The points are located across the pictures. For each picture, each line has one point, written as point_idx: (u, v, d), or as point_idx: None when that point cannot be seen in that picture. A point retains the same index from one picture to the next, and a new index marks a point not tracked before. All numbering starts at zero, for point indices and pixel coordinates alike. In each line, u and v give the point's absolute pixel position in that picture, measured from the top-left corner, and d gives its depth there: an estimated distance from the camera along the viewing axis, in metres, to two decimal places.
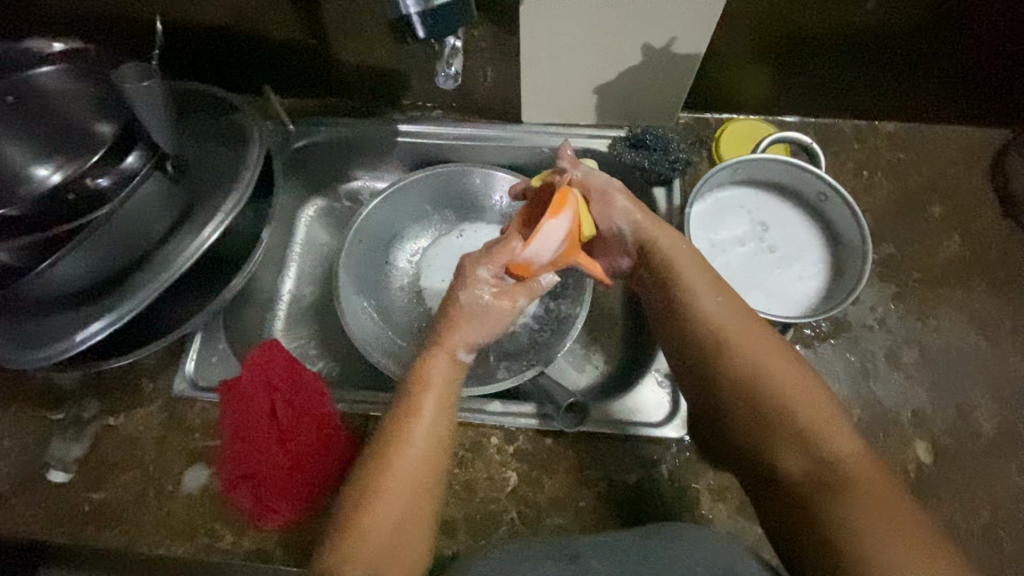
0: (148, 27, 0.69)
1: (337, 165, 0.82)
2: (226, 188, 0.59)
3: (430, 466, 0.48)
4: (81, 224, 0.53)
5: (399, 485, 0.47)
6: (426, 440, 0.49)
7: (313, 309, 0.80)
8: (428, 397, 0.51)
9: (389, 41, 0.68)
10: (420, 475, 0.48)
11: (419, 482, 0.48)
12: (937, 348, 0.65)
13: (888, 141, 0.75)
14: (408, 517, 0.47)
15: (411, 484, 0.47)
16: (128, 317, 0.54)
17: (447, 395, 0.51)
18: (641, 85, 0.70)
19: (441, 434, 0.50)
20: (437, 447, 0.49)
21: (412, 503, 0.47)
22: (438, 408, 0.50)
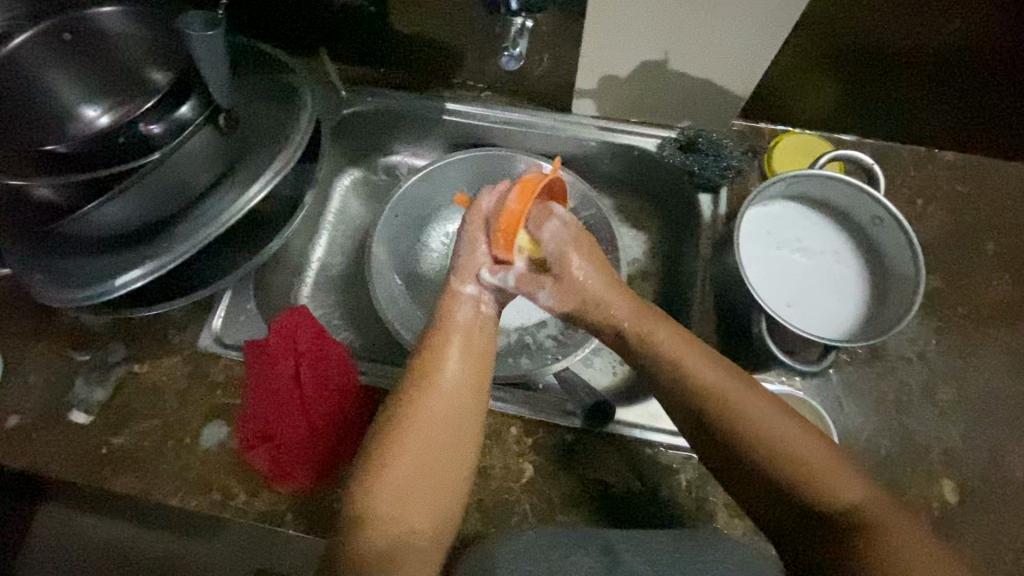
0: None
1: (379, 137, 0.81)
2: (272, 148, 0.58)
3: (459, 409, 0.53)
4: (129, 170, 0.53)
5: (427, 419, 0.51)
6: (455, 380, 0.54)
7: (341, 279, 0.80)
8: (454, 346, 0.56)
9: (450, 15, 0.67)
10: (447, 411, 0.52)
11: (446, 423, 0.52)
12: (976, 388, 0.63)
13: (948, 171, 0.72)
14: (433, 450, 0.50)
15: (438, 424, 0.51)
16: (169, 267, 0.55)
17: (473, 353, 0.56)
18: (700, 87, 0.68)
19: (468, 375, 0.55)
20: (466, 395, 0.53)
21: (443, 449, 0.51)
22: (464, 357, 0.56)
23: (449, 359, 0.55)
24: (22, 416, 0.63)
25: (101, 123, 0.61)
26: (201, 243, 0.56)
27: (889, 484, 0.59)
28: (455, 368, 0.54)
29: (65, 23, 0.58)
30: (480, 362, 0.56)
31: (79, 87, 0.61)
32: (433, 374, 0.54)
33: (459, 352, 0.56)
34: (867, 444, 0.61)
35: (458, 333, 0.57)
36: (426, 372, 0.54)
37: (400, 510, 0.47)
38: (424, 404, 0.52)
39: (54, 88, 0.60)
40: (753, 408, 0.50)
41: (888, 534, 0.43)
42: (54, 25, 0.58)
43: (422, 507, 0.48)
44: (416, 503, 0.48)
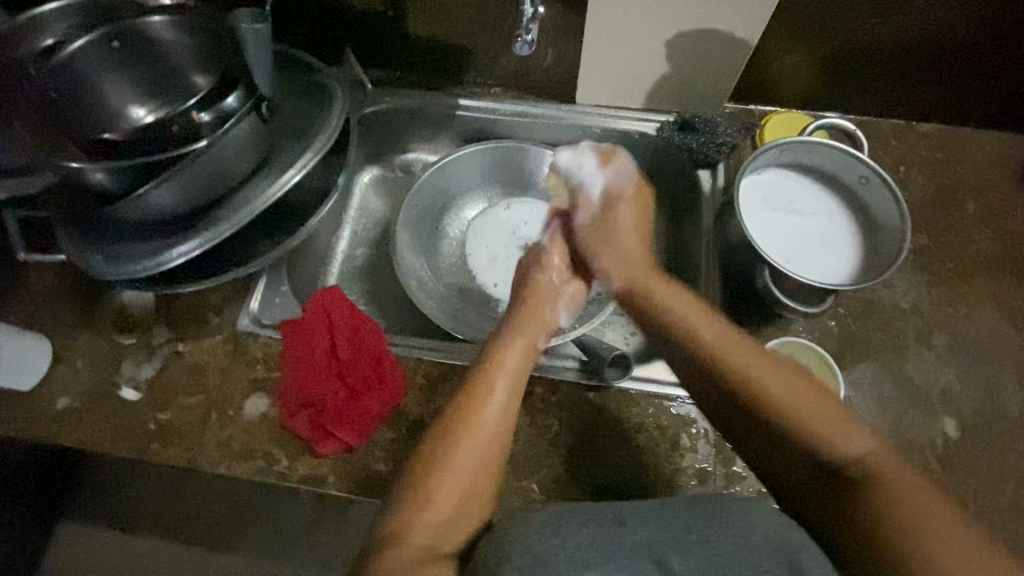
0: None
1: (397, 135, 0.87)
2: (309, 137, 0.64)
3: (491, 444, 0.53)
4: (180, 156, 0.57)
5: (465, 455, 0.52)
6: (493, 416, 0.54)
7: (365, 268, 0.84)
8: (499, 383, 0.56)
9: (463, 17, 0.74)
10: (484, 448, 0.53)
11: (481, 459, 0.52)
12: (968, 333, 0.67)
13: (926, 141, 0.78)
14: (467, 484, 0.51)
15: (472, 455, 0.52)
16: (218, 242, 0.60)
17: (514, 393, 0.56)
18: (692, 72, 0.75)
19: (508, 412, 0.55)
20: (501, 431, 0.54)
21: (473, 478, 0.52)
22: (507, 395, 0.56)
23: (490, 394, 0.55)
24: (71, 398, 0.66)
25: (147, 118, 0.69)
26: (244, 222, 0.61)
27: (893, 423, 0.63)
28: (495, 403, 0.55)
29: (113, 33, 0.62)
30: (515, 404, 0.56)
31: (126, 87, 0.67)
32: (475, 411, 0.54)
33: (501, 389, 0.56)
34: (870, 388, 0.65)
35: (502, 375, 0.57)
36: (467, 411, 0.54)
37: (427, 528, 0.48)
38: (462, 440, 0.52)
39: (102, 90, 0.66)
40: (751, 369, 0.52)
41: (893, 485, 0.44)
42: (104, 34, 0.62)
43: (453, 534, 0.49)
44: (447, 530, 0.49)
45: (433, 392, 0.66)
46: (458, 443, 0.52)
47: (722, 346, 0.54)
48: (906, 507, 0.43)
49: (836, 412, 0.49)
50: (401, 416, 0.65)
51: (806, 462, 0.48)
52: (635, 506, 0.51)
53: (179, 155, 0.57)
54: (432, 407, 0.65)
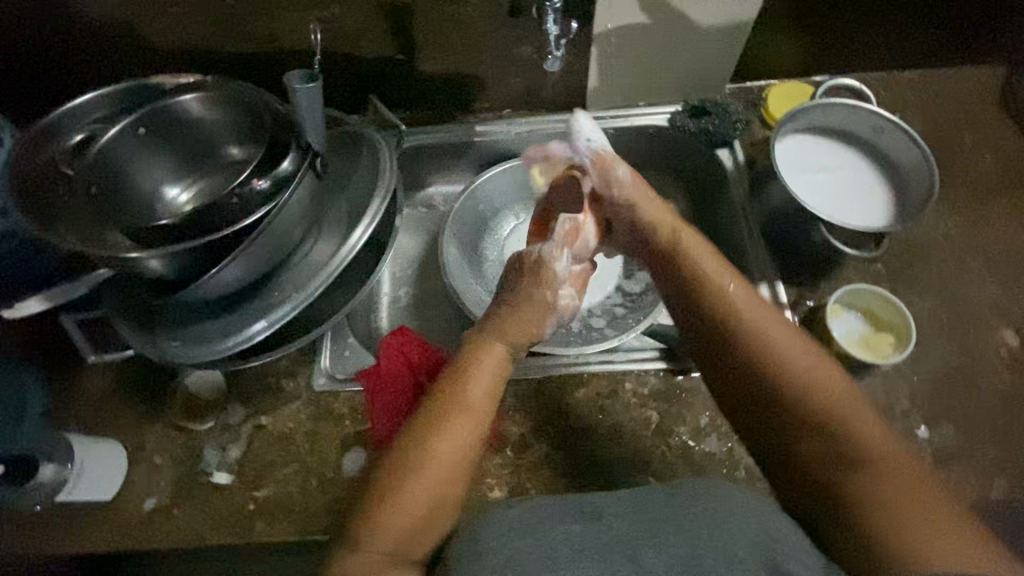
0: (257, 61, 0.75)
1: (417, 172, 0.88)
2: (364, 191, 0.68)
3: (461, 450, 0.51)
4: (253, 231, 0.58)
5: (436, 461, 0.50)
6: (467, 424, 0.52)
7: (413, 306, 0.84)
8: (472, 386, 0.54)
9: (472, 48, 0.76)
10: (453, 454, 0.51)
11: (450, 464, 0.50)
12: (999, 250, 0.73)
13: (910, 87, 0.85)
14: (439, 486, 0.50)
15: (442, 461, 0.51)
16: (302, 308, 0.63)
17: (489, 397, 0.54)
18: (695, 62, 0.79)
19: (483, 416, 0.53)
20: (470, 439, 0.52)
21: (445, 481, 0.50)
22: (484, 397, 0.54)
23: (464, 396, 0.53)
24: (160, 496, 0.63)
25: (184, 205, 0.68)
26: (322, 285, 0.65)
27: (958, 344, 0.67)
28: (470, 405, 0.53)
29: (142, 120, 0.61)
30: (487, 408, 0.54)
31: (160, 171, 0.66)
32: (450, 415, 0.52)
33: (477, 393, 0.54)
34: (930, 318, 0.69)
35: (475, 378, 0.55)
36: (444, 412, 0.52)
37: (393, 535, 0.47)
38: (431, 443, 0.51)
39: (138, 178, 0.65)
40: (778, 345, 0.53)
41: (902, 498, 0.45)
42: (132, 122, 0.61)
43: (420, 539, 0.49)
44: (411, 528, 0.48)
45: (529, 410, 0.66)
46: (432, 449, 0.50)
47: (767, 338, 0.53)
48: (909, 515, 0.44)
49: (866, 419, 0.49)
50: (504, 440, 0.64)
51: (821, 444, 0.49)
52: (608, 499, 0.54)
53: (249, 229, 0.58)
54: (531, 425, 0.65)
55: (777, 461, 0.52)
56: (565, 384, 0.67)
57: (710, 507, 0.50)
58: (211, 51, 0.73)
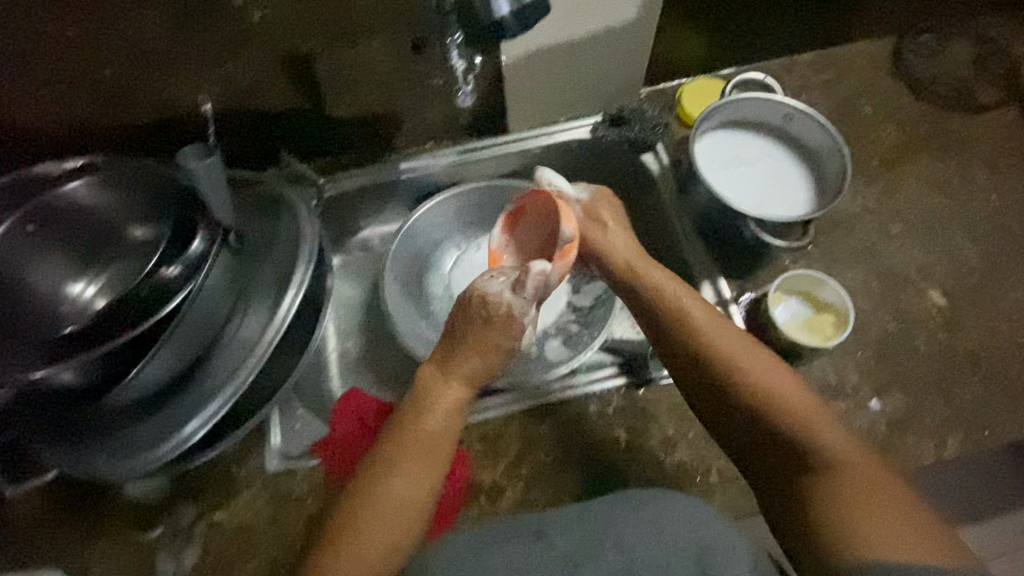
0: (159, 128, 0.69)
1: (347, 218, 0.85)
2: (288, 254, 0.63)
3: (416, 488, 0.51)
4: (167, 321, 0.54)
5: (391, 500, 0.50)
6: (424, 456, 0.52)
7: (363, 358, 0.81)
8: (427, 421, 0.54)
9: (382, 89, 0.74)
10: (408, 490, 0.51)
11: (403, 503, 0.50)
12: (915, 214, 0.76)
13: (812, 68, 0.88)
14: (394, 527, 0.49)
15: (397, 502, 0.50)
16: (240, 392, 0.58)
17: (444, 431, 0.54)
18: (607, 72, 0.79)
19: (439, 449, 0.53)
20: (428, 474, 0.52)
21: (405, 519, 0.50)
22: (440, 429, 0.54)
23: (420, 433, 0.53)
24: None
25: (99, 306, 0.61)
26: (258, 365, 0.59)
27: (894, 312, 0.70)
28: (424, 440, 0.53)
29: (28, 216, 0.57)
30: (444, 442, 0.54)
31: (58, 267, 0.61)
32: (407, 448, 0.53)
33: (433, 428, 0.54)
34: (864, 290, 0.72)
35: (434, 410, 0.55)
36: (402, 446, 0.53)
37: None
38: (386, 481, 0.51)
39: (33, 278, 0.59)
40: (726, 333, 0.57)
41: (841, 474, 0.48)
42: (17, 220, 0.57)
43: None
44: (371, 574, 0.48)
45: (496, 452, 0.64)
46: (391, 481, 0.51)
47: (712, 330, 0.57)
48: (843, 487, 0.47)
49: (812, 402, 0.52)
50: (476, 489, 0.62)
51: (766, 427, 0.52)
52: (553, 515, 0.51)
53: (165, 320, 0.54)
54: (500, 468, 0.63)
55: (728, 444, 0.55)
56: (528, 418, 0.66)
57: (643, 516, 0.48)
58: (110, 126, 0.68)
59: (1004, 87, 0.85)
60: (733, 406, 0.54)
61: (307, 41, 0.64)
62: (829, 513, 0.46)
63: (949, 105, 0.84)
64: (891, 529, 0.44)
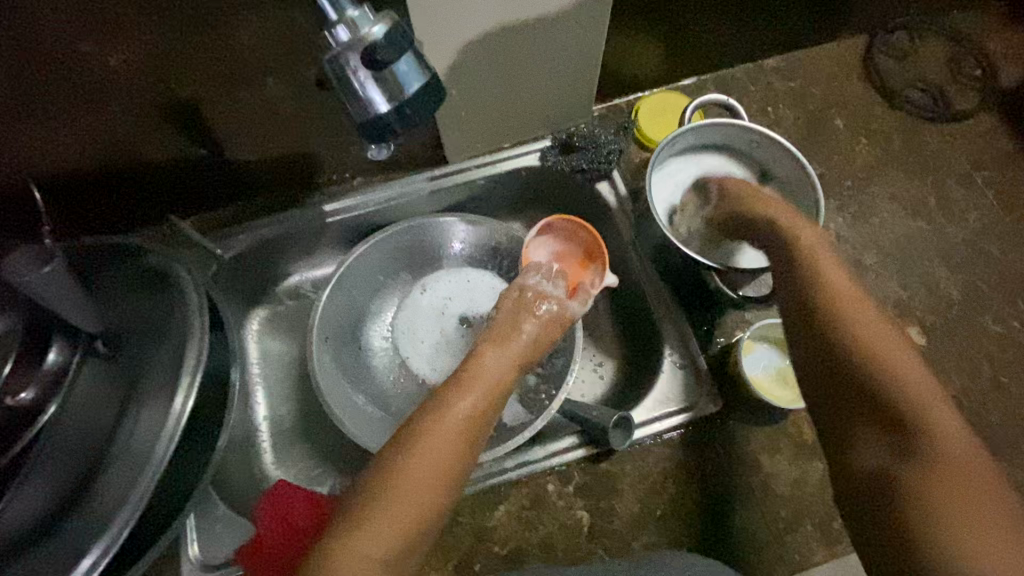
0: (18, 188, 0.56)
1: (269, 268, 0.75)
2: (178, 345, 0.50)
3: (442, 467, 0.43)
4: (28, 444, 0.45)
5: (405, 485, 0.42)
6: (450, 438, 0.45)
7: (299, 428, 0.72)
8: (474, 390, 0.48)
9: (292, 126, 0.63)
10: (433, 475, 0.43)
11: (423, 487, 0.42)
12: (890, 240, 0.71)
13: (777, 74, 0.80)
14: (401, 515, 0.41)
15: (423, 488, 0.43)
16: (128, 526, 0.44)
17: (479, 420, 0.47)
18: (553, 94, 0.70)
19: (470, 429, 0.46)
20: (462, 448, 0.45)
21: (414, 509, 0.42)
22: (476, 405, 0.47)
23: (467, 396, 0.47)
24: None
25: None
26: (151, 485, 0.46)
27: None
28: (467, 409, 0.47)
29: None
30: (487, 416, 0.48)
31: None
32: (439, 419, 0.45)
33: (477, 396, 0.48)
34: None
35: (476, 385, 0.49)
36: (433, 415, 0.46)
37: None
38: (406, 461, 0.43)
39: None
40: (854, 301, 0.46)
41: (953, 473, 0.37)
42: None
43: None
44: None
45: (445, 548, 0.57)
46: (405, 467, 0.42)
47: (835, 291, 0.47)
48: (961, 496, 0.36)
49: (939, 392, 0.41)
50: None
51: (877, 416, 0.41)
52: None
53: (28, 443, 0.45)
54: (450, 566, 0.57)
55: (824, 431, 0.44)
56: (481, 504, 0.59)
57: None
58: None
59: (980, 90, 0.79)
60: (854, 382, 0.42)
61: (187, 86, 0.54)
62: (932, 520, 0.36)
63: (923, 113, 0.78)
64: (997, 535, 0.35)
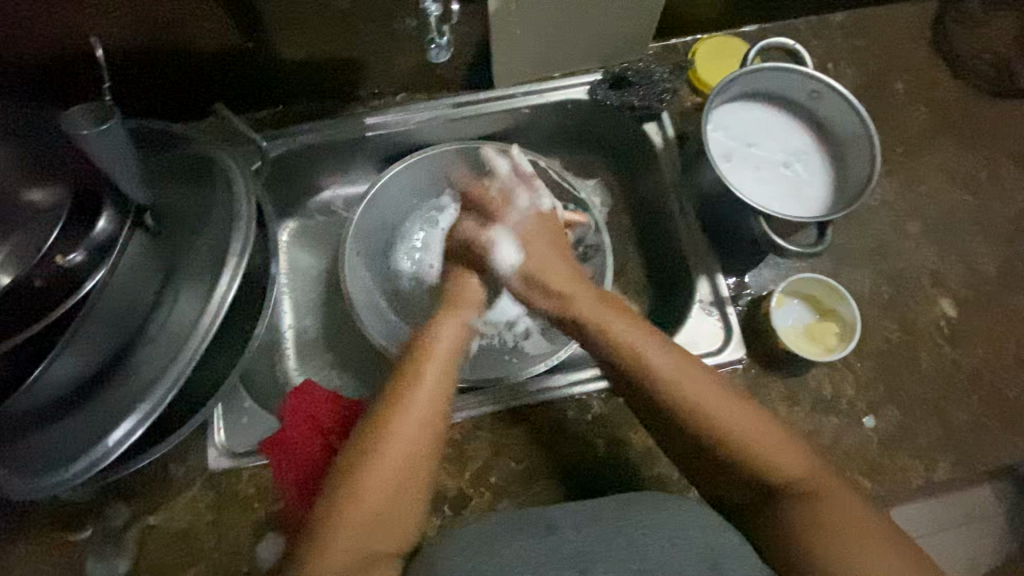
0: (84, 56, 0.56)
1: (303, 178, 0.73)
2: (225, 232, 0.51)
3: (428, 423, 0.48)
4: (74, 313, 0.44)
5: (393, 447, 0.47)
6: (428, 398, 0.49)
7: (322, 338, 0.73)
8: (436, 355, 0.52)
9: (343, 26, 0.61)
10: (419, 430, 0.48)
11: (411, 444, 0.47)
12: (935, 211, 0.70)
13: (842, 30, 0.77)
14: (394, 475, 0.46)
15: (408, 440, 0.47)
16: (164, 403, 0.46)
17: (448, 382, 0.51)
18: (612, 24, 0.67)
19: (443, 386, 0.50)
20: (439, 409, 0.49)
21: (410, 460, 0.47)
22: (443, 369, 0.51)
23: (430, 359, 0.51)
24: None
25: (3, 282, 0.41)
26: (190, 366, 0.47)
27: (901, 320, 0.65)
28: (432, 377, 0.50)
29: None
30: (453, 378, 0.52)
31: None
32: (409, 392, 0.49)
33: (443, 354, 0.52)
34: (871, 295, 0.66)
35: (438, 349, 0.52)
36: (397, 394, 0.49)
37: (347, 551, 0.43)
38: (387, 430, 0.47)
39: None
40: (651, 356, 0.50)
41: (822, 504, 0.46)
42: None
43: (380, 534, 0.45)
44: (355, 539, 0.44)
45: (464, 461, 0.59)
46: (389, 433, 0.47)
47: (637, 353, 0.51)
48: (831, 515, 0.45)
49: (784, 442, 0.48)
50: (440, 498, 0.58)
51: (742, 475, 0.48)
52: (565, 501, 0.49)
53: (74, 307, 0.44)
54: (468, 476, 0.59)
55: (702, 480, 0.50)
56: (500, 423, 0.61)
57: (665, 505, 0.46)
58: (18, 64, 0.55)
59: None
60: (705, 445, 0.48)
61: None
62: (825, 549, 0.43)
63: (986, 86, 0.75)
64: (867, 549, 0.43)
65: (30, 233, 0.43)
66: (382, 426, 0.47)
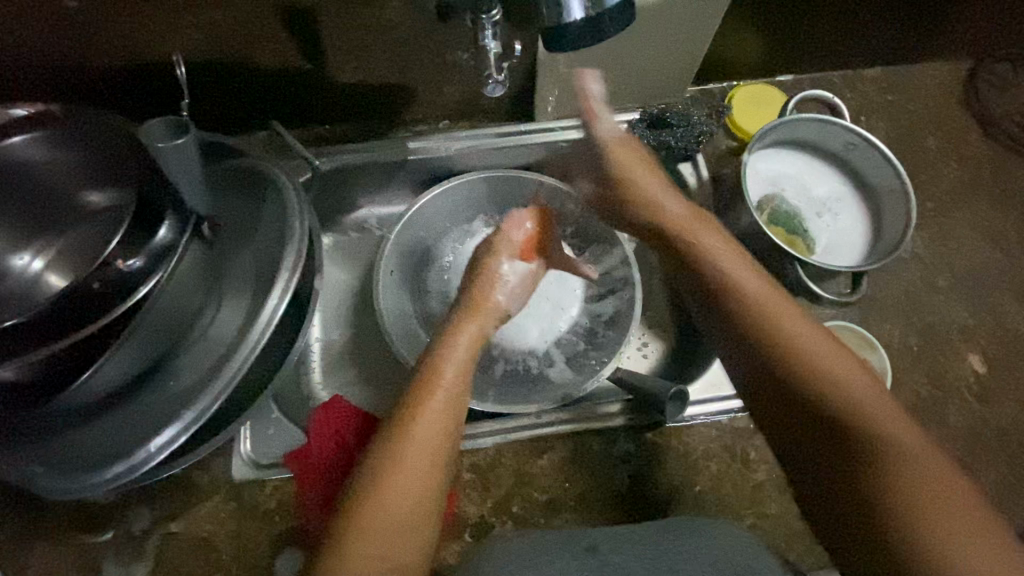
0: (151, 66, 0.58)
1: (343, 195, 0.75)
2: (277, 246, 0.53)
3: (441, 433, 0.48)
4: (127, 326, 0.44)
5: (412, 455, 0.46)
6: (439, 408, 0.49)
7: (350, 354, 0.74)
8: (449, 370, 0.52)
9: (398, 56, 0.63)
10: (434, 437, 0.48)
11: (428, 454, 0.47)
12: (965, 266, 0.70)
13: (875, 85, 0.79)
14: (412, 483, 0.45)
15: (426, 450, 0.47)
16: (207, 412, 0.48)
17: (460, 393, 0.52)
18: (655, 67, 0.70)
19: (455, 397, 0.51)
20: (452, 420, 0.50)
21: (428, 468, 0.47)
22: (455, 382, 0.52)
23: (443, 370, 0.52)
24: None
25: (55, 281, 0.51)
26: (235, 379, 0.49)
27: (930, 373, 0.65)
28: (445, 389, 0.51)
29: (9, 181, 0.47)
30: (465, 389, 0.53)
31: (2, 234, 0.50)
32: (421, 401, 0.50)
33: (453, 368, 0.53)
34: (901, 346, 0.66)
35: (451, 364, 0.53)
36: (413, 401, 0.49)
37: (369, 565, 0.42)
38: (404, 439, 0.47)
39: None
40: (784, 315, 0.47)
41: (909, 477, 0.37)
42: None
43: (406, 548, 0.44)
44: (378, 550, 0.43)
45: (488, 487, 0.59)
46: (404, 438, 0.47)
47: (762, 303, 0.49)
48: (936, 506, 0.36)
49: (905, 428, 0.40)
50: (461, 523, 0.57)
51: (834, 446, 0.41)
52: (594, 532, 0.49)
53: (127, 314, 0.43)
54: (490, 503, 0.58)
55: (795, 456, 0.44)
56: (525, 451, 0.61)
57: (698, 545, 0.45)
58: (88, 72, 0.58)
59: None
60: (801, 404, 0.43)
61: None
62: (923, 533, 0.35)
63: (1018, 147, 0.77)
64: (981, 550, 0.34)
65: (81, 236, 0.52)
66: (399, 434, 0.47)
